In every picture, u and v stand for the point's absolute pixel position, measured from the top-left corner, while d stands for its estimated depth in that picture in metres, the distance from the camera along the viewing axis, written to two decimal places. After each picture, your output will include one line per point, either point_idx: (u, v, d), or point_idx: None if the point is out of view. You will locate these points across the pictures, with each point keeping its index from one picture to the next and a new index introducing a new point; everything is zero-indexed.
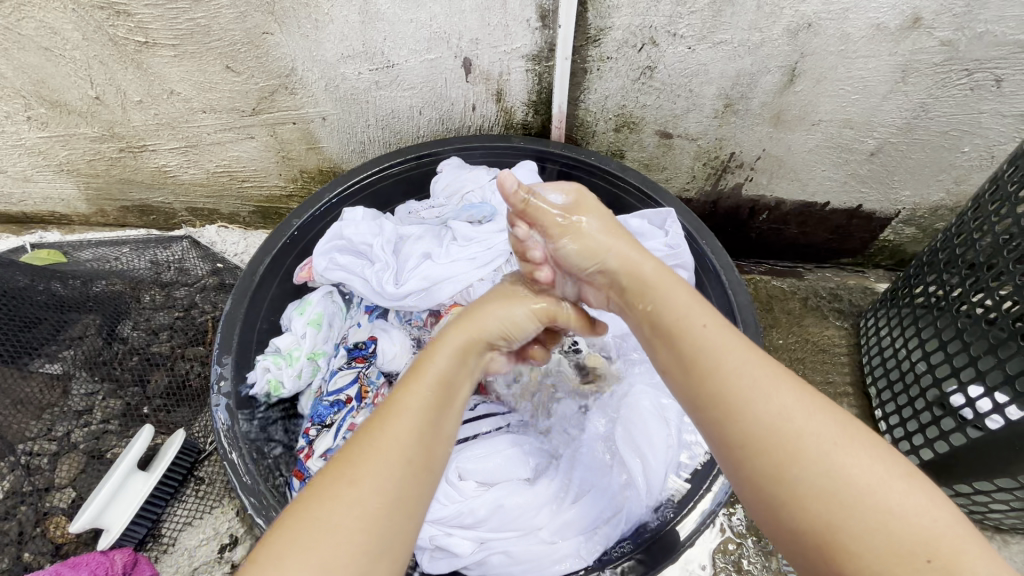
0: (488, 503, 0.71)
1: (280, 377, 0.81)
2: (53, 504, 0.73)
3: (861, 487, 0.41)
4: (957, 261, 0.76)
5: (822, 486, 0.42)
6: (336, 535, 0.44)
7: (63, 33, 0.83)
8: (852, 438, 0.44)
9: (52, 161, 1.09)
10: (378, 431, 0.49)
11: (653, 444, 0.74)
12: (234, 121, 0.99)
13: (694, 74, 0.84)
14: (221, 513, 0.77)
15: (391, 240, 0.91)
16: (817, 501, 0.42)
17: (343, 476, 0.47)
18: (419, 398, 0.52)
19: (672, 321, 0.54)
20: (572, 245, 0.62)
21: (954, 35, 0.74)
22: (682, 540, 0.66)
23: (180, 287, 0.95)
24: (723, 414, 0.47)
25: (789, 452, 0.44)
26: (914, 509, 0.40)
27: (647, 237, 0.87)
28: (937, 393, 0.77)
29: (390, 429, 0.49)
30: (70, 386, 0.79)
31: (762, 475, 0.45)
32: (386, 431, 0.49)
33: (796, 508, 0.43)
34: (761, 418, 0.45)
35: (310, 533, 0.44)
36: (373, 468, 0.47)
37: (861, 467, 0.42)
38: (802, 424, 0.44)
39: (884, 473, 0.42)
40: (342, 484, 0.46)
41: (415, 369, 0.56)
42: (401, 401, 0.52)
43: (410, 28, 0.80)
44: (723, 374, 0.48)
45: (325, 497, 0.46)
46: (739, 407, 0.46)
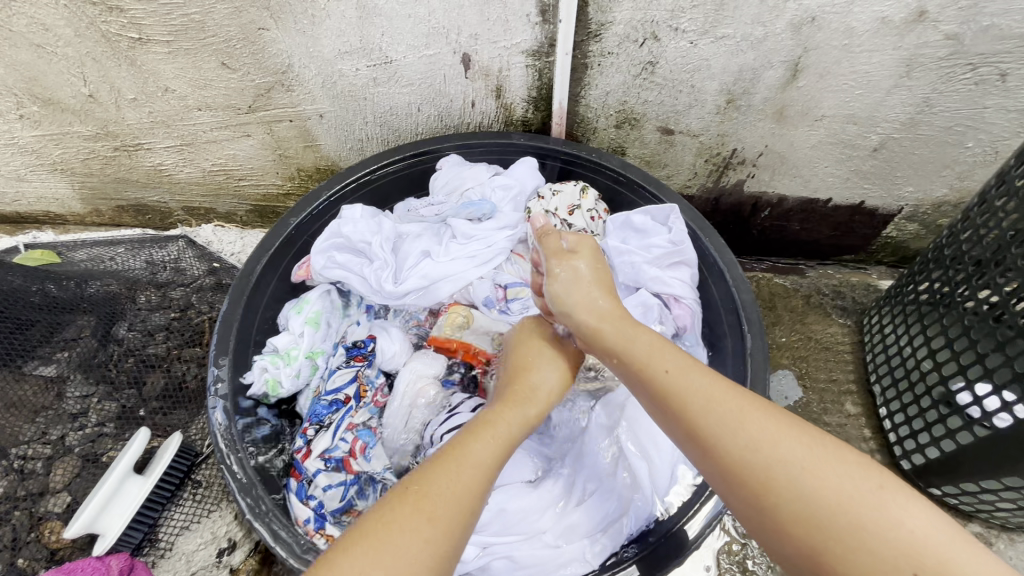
0: (491, 507, 0.70)
1: (278, 377, 0.81)
2: (48, 509, 0.72)
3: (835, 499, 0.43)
4: (963, 257, 0.75)
5: (801, 511, 0.44)
6: (410, 567, 0.44)
7: (54, 29, 0.82)
8: (824, 457, 0.46)
9: (46, 160, 1.08)
10: (453, 471, 0.51)
11: (659, 446, 0.73)
12: (230, 119, 0.97)
13: (696, 69, 0.82)
14: (219, 517, 0.76)
15: (390, 238, 0.90)
16: (792, 521, 0.44)
17: (421, 504, 0.47)
18: (488, 447, 0.54)
19: (639, 366, 0.57)
20: (563, 277, 0.70)
21: (960, 29, 0.73)
22: (691, 539, 0.66)
23: (176, 287, 0.93)
24: (700, 449, 0.50)
25: (764, 484, 0.46)
26: (895, 515, 0.42)
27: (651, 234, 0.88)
28: (944, 391, 0.76)
29: (464, 471, 0.51)
30: (65, 388, 0.77)
31: (748, 503, 0.47)
32: (461, 474, 0.50)
33: (786, 538, 0.45)
34: (726, 447, 0.48)
35: (387, 559, 0.43)
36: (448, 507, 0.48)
37: (834, 475, 0.44)
38: (766, 453, 0.46)
39: (856, 485, 0.43)
40: (421, 518, 0.46)
41: (488, 423, 0.58)
42: (478, 450, 0.54)
43: (408, 24, 0.78)
44: (694, 406, 0.50)
45: (402, 524, 0.46)
46: (711, 436, 0.49)
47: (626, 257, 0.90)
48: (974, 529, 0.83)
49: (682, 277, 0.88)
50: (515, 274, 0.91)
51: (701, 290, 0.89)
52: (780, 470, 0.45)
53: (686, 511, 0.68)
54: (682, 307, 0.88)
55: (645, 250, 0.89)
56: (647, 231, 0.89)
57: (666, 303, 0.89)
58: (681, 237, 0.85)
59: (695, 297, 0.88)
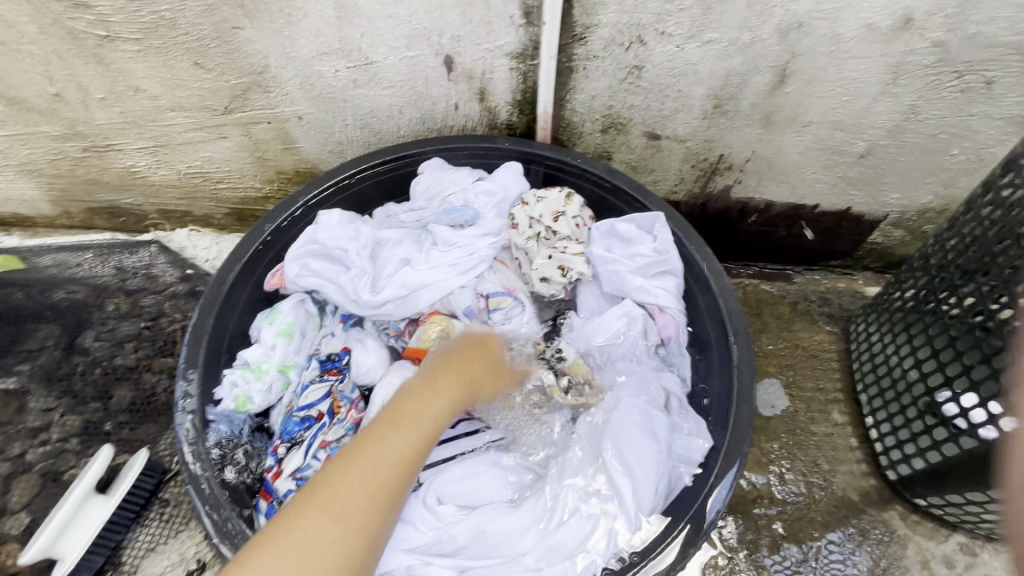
0: (468, 528, 0.69)
1: (249, 392, 0.78)
2: (6, 530, 0.69)
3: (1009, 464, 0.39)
4: (949, 267, 0.75)
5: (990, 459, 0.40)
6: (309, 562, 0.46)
7: (17, 26, 0.79)
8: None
9: (12, 160, 1.03)
10: (358, 468, 0.51)
11: (642, 461, 0.71)
12: (205, 120, 0.94)
13: (683, 74, 0.81)
14: (188, 537, 0.71)
15: (369, 245, 0.87)
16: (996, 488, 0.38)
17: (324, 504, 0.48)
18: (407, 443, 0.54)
19: None
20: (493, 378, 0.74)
21: (946, 36, 0.73)
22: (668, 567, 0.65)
23: (146, 294, 0.87)
24: None
25: None
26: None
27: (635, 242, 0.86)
28: (930, 402, 0.76)
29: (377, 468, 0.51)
30: (26, 401, 0.77)
31: None
32: (367, 472, 0.51)
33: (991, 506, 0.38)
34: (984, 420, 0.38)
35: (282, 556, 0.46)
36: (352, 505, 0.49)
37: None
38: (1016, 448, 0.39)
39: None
40: (326, 518, 0.48)
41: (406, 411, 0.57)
42: (391, 444, 0.53)
43: (388, 24, 0.76)
44: None
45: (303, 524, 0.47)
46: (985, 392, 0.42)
47: (611, 265, 0.88)
48: (959, 539, 0.82)
49: (666, 287, 0.86)
50: (497, 282, 0.89)
51: (687, 299, 0.87)
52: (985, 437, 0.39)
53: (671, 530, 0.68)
54: (665, 317, 0.87)
55: (630, 258, 0.87)
56: (632, 240, 0.87)
57: (651, 313, 0.87)
58: (664, 248, 0.84)
59: (679, 308, 0.86)
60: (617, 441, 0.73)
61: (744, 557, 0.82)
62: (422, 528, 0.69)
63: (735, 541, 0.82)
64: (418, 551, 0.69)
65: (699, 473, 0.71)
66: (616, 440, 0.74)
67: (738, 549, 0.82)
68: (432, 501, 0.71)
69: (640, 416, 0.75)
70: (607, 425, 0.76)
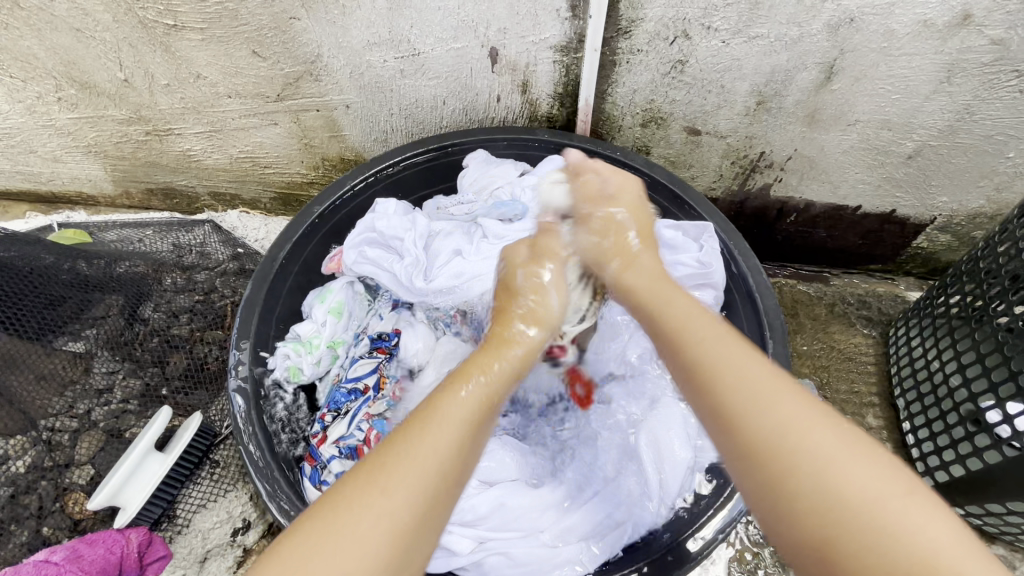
0: (490, 501, 0.71)
1: (300, 363, 0.84)
2: (73, 480, 0.75)
3: (786, 434, 0.41)
4: (999, 272, 0.73)
5: (811, 497, 0.38)
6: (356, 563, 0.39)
7: (93, 14, 0.84)
8: (848, 442, 0.40)
9: (80, 142, 1.11)
10: (410, 456, 0.44)
11: (676, 460, 0.73)
12: (258, 107, 0.99)
13: (727, 69, 0.81)
14: (235, 497, 0.79)
15: (423, 235, 0.90)
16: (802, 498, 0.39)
17: (382, 495, 0.42)
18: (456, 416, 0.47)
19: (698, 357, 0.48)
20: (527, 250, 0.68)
21: (1006, 34, 0.71)
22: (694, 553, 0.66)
23: (201, 270, 0.95)
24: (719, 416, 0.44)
25: (770, 459, 0.41)
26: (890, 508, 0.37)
27: (680, 249, 0.88)
28: (972, 408, 0.74)
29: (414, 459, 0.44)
30: (92, 363, 0.80)
31: (748, 456, 0.42)
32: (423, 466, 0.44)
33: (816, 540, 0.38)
34: (752, 427, 0.42)
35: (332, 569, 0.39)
36: (418, 521, 0.42)
37: (827, 442, 0.40)
38: (785, 434, 0.41)
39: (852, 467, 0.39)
40: (370, 499, 0.41)
41: (465, 375, 0.52)
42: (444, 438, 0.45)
43: (438, 16, 0.78)
44: (711, 369, 0.46)
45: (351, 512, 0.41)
46: (745, 402, 0.43)
47: None
48: (998, 551, 0.81)
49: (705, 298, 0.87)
50: None
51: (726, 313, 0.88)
52: (768, 438, 0.41)
53: (686, 532, 0.68)
54: None
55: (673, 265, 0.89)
56: (677, 246, 0.88)
57: None
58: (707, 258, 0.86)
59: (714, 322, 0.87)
60: (654, 436, 0.76)
61: (771, 555, 0.81)
62: None
63: (761, 536, 0.82)
64: None
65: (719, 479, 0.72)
66: (653, 436, 0.76)
67: (765, 545, 0.81)
68: None
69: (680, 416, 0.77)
70: (644, 421, 0.78)
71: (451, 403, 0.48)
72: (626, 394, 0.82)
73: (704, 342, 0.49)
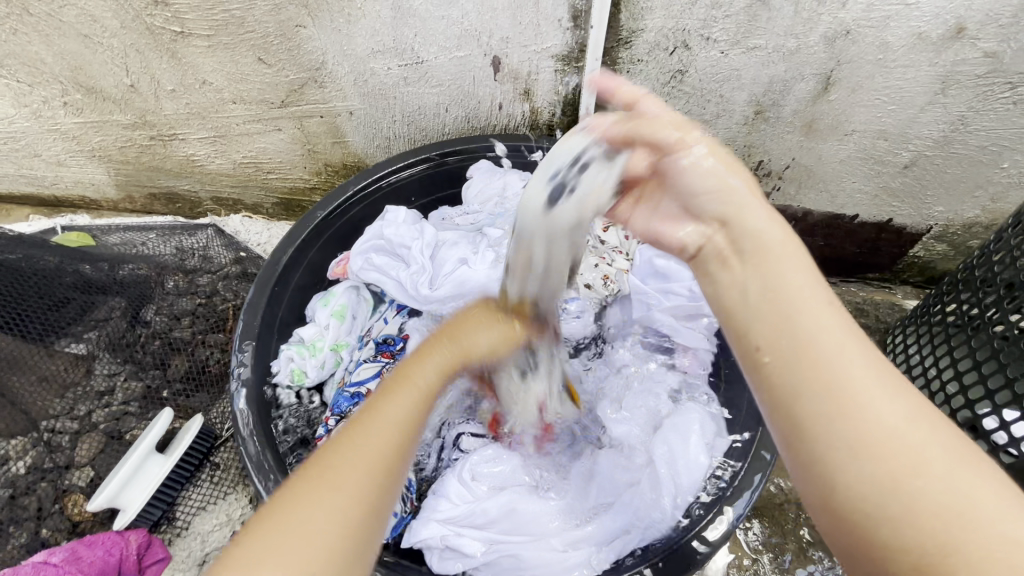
0: (499, 504, 0.71)
1: (304, 366, 0.85)
2: (71, 482, 0.75)
3: (894, 438, 0.35)
4: (994, 280, 0.73)
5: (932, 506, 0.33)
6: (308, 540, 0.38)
7: (102, 20, 0.85)
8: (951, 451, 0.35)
9: (85, 146, 1.12)
10: (360, 440, 0.43)
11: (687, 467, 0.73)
12: (263, 113, 1.00)
13: (726, 79, 0.82)
14: (235, 499, 0.79)
15: (430, 244, 0.92)
16: (865, 490, 0.34)
17: (326, 484, 0.41)
18: (402, 402, 0.46)
19: (794, 337, 0.39)
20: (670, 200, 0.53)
21: (999, 47, 0.73)
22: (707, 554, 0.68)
23: (203, 274, 0.96)
24: (830, 406, 0.36)
25: (886, 460, 0.34)
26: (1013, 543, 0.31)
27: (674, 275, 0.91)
28: (969, 415, 0.75)
29: (367, 431, 0.44)
30: (93, 366, 0.80)
31: (846, 460, 0.35)
32: (371, 446, 0.43)
33: (849, 512, 0.35)
34: (866, 410, 0.35)
35: (283, 546, 0.38)
36: (356, 482, 0.41)
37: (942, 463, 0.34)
38: (894, 437, 0.35)
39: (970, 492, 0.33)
40: (322, 489, 0.40)
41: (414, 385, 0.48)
42: (389, 423, 0.45)
43: (441, 25, 0.80)
44: (823, 349, 0.38)
45: (304, 507, 0.40)
46: (853, 393, 0.36)
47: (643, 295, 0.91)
48: None
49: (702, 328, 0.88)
50: None
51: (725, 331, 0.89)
52: (882, 433, 0.35)
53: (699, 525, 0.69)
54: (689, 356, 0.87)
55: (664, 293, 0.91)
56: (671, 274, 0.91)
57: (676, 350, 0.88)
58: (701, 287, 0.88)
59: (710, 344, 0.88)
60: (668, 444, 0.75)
61: (770, 562, 0.81)
62: (454, 501, 0.72)
63: (760, 543, 0.82)
64: (450, 523, 0.70)
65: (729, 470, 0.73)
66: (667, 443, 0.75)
67: (763, 552, 0.81)
68: (466, 475, 0.74)
69: (694, 420, 0.77)
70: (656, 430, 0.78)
71: (389, 399, 0.47)
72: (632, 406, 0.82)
73: (814, 323, 0.39)
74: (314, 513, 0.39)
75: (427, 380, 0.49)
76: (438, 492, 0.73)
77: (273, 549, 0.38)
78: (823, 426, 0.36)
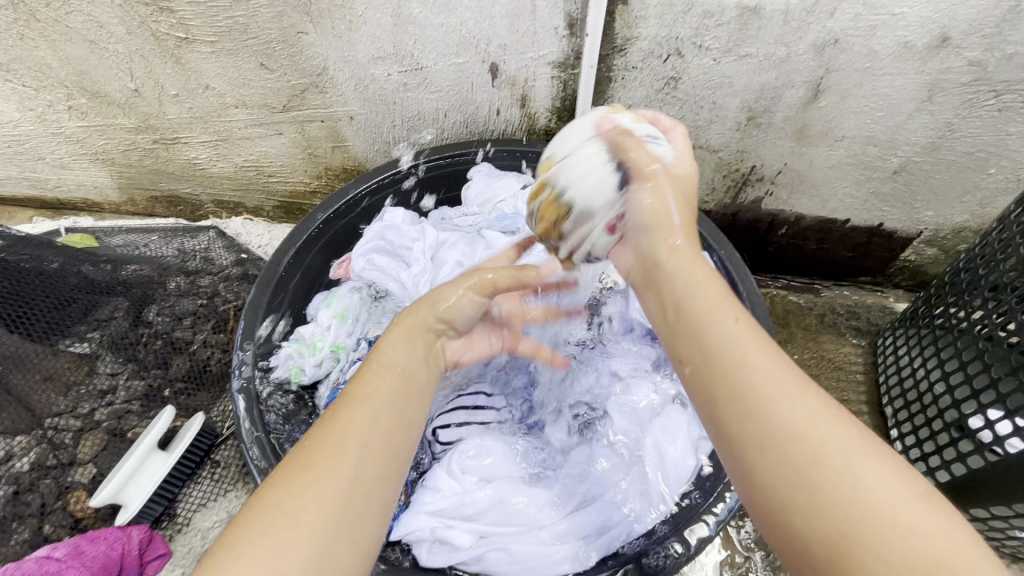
0: (490, 495, 0.72)
1: (303, 364, 0.87)
2: (74, 479, 0.76)
3: (811, 440, 0.38)
4: (979, 282, 0.75)
5: (844, 495, 0.36)
6: (292, 525, 0.40)
7: (108, 27, 0.87)
8: (866, 448, 0.38)
9: (89, 150, 1.13)
10: (334, 429, 0.46)
11: (676, 465, 0.75)
12: (264, 117, 1.01)
13: (719, 86, 0.84)
14: (234, 497, 0.80)
15: (431, 246, 0.98)
16: (778, 479, 0.38)
17: (304, 476, 0.43)
18: (386, 384, 0.49)
19: (720, 352, 0.44)
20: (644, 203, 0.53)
21: (983, 55, 0.74)
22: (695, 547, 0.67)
23: (205, 275, 0.97)
24: (746, 411, 0.41)
25: (799, 458, 0.38)
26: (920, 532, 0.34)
27: None
28: (956, 415, 0.76)
29: (347, 418, 0.46)
30: (96, 364, 0.82)
31: (769, 464, 0.39)
32: (348, 437, 0.45)
33: (783, 511, 0.38)
34: (781, 415, 0.40)
35: (268, 537, 0.40)
36: (334, 475, 0.43)
37: (851, 460, 0.37)
38: (810, 436, 0.39)
39: (883, 482, 0.36)
40: (296, 471, 0.43)
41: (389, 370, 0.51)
42: (361, 411, 0.47)
43: (441, 32, 0.82)
44: (740, 367, 0.42)
45: (282, 493, 0.42)
46: (766, 398, 0.40)
47: None
48: None
49: None
50: None
51: None
52: (796, 431, 0.39)
53: (684, 521, 0.69)
54: None
55: None
56: None
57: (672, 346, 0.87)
58: None
59: None
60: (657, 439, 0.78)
61: (762, 560, 0.82)
62: (444, 492, 0.72)
63: (752, 541, 0.83)
64: (441, 515, 0.71)
65: (716, 466, 0.73)
66: (656, 438, 0.78)
67: (756, 550, 0.82)
68: (456, 469, 0.74)
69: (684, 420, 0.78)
70: (647, 428, 0.80)
71: (371, 386, 0.49)
72: (625, 408, 0.82)
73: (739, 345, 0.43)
74: (304, 495, 0.42)
75: (397, 360, 0.52)
76: (427, 485, 0.73)
77: (253, 539, 0.40)
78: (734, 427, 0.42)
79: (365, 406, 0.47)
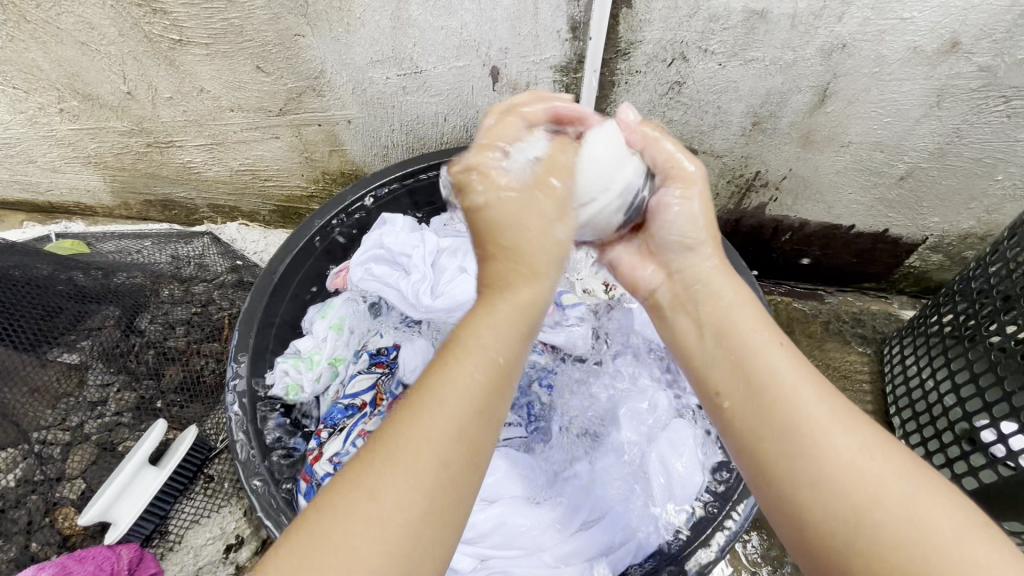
0: (492, 517, 0.70)
1: (299, 381, 0.85)
2: (62, 494, 0.74)
3: (867, 489, 0.39)
4: (990, 292, 0.74)
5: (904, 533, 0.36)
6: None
7: (99, 28, 0.85)
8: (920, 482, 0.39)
9: (81, 153, 1.11)
10: (406, 445, 0.39)
11: (685, 482, 0.72)
12: (260, 121, 0.99)
13: (724, 91, 0.83)
14: (229, 512, 0.79)
15: (431, 252, 0.93)
16: (833, 520, 0.39)
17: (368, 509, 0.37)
18: (463, 381, 0.42)
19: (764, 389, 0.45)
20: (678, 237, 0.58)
21: (993, 61, 0.73)
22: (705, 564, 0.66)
23: (198, 282, 0.95)
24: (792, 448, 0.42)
25: (854, 500, 0.38)
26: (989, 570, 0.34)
27: None
28: (967, 427, 0.75)
29: (421, 428, 0.40)
30: (86, 376, 0.79)
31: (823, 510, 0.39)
32: (421, 455, 0.38)
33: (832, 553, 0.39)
34: (834, 455, 0.40)
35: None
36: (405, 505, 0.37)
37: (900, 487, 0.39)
38: (864, 475, 0.39)
39: (946, 517, 0.37)
40: (360, 499, 0.37)
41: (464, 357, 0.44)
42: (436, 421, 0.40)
43: (441, 35, 0.80)
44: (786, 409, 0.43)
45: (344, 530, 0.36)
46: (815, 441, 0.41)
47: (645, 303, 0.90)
48: None
49: None
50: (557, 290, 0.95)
51: None
52: (851, 473, 0.39)
53: (688, 549, 0.68)
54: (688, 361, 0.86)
55: None
56: None
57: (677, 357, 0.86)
58: None
59: None
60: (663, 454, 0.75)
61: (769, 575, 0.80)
62: None
63: (758, 555, 0.81)
64: None
65: (725, 483, 0.72)
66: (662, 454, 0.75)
67: (762, 565, 0.81)
68: None
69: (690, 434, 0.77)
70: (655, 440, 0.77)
71: (446, 384, 0.42)
72: (632, 420, 0.80)
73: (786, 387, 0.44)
74: (365, 536, 0.36)
75: (481, 345, 0.44)
76: None
77: None
78: (790, 466, 0.42)
79: (442, 413, 0.40)
